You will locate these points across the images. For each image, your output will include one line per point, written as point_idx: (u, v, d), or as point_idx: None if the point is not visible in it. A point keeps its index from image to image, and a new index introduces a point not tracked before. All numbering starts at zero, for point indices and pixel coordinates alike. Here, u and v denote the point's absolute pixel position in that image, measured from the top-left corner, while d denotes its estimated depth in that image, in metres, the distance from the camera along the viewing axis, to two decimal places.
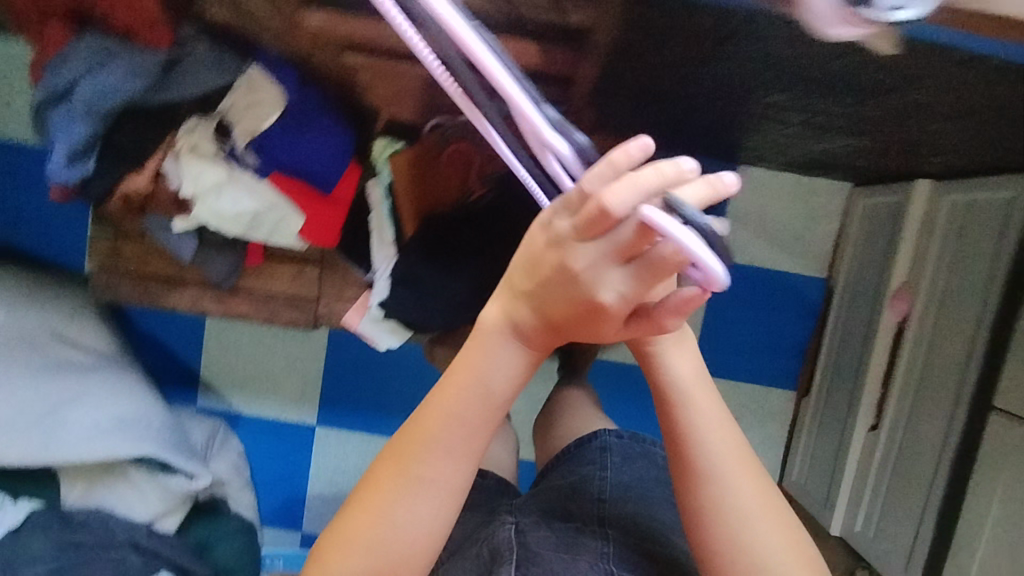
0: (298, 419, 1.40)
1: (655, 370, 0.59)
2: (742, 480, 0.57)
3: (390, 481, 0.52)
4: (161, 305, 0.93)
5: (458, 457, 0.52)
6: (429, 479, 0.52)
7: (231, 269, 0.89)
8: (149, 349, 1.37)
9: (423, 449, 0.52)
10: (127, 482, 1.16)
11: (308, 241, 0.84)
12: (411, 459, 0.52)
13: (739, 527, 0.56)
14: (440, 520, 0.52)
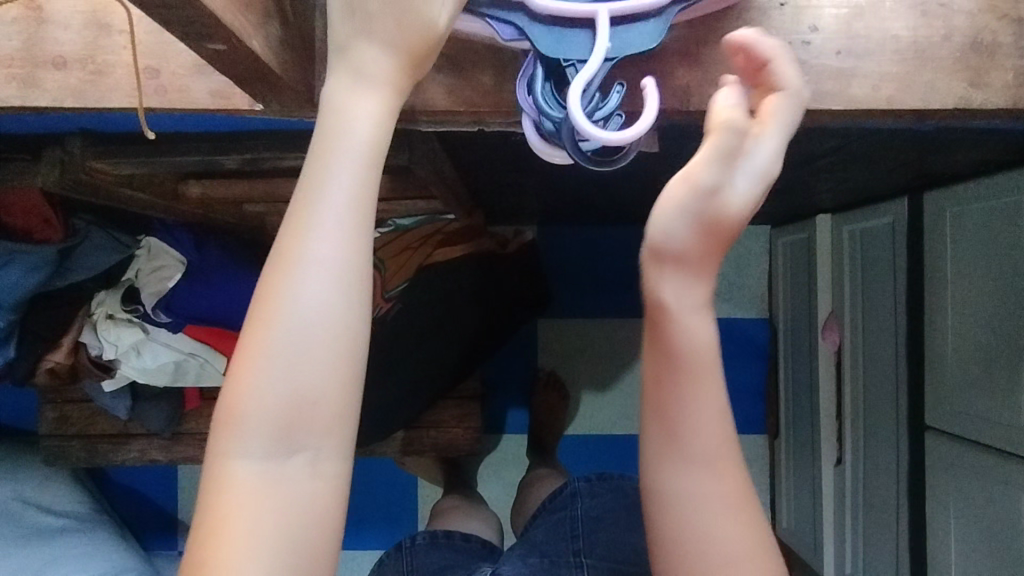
0: None
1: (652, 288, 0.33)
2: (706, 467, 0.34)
3: (228, 528, 0.30)
4: (111, 461, 0.98)
5: (308, 473, 0.31)
6: (268, 533, 0.30)
7: (169, 417, 0.95)
8: (127, 500, 1.40)
9: (240, 484, 0.30)
10: None
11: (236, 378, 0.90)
12: (245, 474, 0.30)
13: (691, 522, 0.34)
14: (321, 550, 0.31)
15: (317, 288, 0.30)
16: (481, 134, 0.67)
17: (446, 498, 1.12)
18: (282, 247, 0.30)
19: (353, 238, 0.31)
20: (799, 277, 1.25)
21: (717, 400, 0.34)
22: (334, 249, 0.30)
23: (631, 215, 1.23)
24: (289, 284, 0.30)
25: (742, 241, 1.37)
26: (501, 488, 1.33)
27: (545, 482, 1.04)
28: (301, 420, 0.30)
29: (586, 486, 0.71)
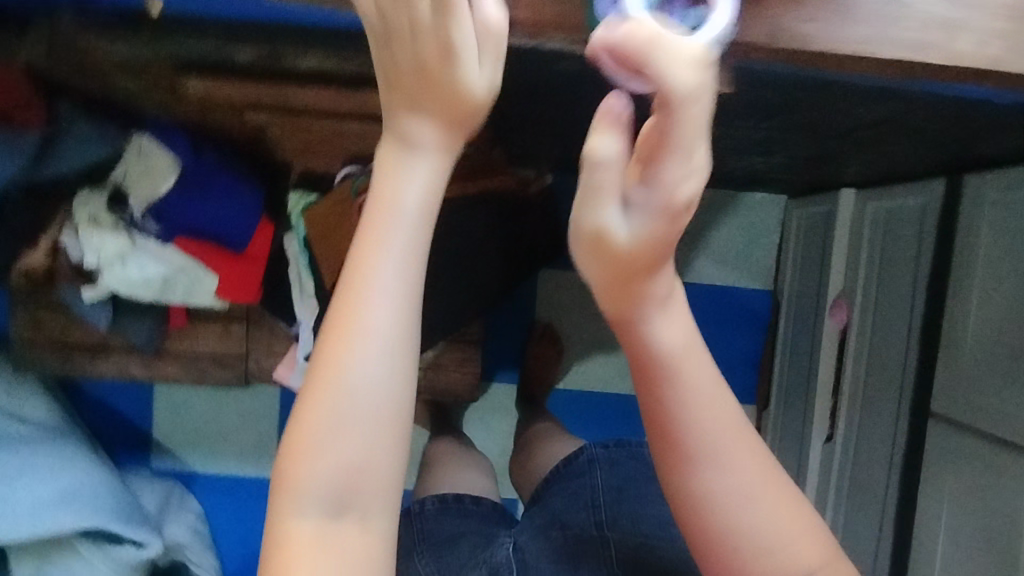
0: (256, 473, 1.38)
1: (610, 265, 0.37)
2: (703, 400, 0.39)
3: (308, 473, 0.34)
4: (88, 374, 0.94)
5: (381, 454, 0.34)
6: (336, 488, 0.34)
7: (152, 334, 0.90)
8: (98, 414, 1.35)
9: (311, 473, 0.34)
10: (75, 555, 1.13)
11: (225, 298, 0.85)
12: (324, 427, 0.34)
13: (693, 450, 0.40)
14: (377, 504, 0.34)
15: (383, 290, 0.34)
16: (522, 60, 0.60)
17: (433, 442, 1.10)
18: (354, 257, 0.35)
19: (419, 238, 0.35)
20: (813, 251, 1.23)
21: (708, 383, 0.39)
22: (401, 252, 0.34)
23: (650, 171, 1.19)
24: (360, 287, 0.34)
25: (756, 209, 1.33)
26: (485, 438, 1.32)
27: (547, 442, 0.98)
28: (375, 391, 0.34)
29: (603, 453, 0.72)
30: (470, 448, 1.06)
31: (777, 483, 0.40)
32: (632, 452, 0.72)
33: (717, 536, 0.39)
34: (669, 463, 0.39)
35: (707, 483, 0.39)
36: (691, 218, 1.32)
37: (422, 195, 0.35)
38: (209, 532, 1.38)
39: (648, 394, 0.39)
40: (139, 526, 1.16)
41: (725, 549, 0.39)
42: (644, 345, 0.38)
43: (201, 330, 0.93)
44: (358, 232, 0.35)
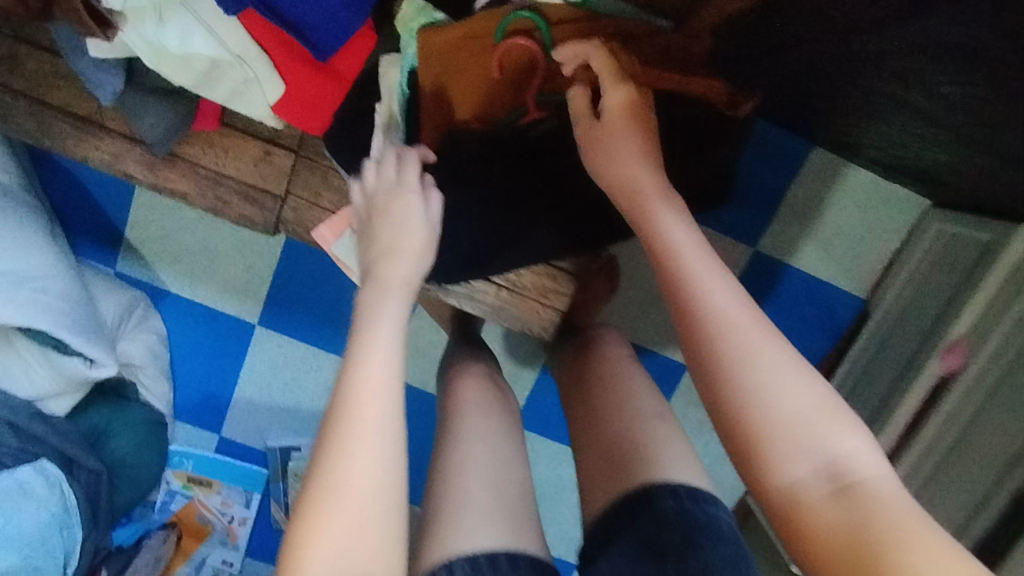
0: (236, 313, 1.20)
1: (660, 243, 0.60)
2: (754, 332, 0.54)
3: (334, 447, 0.54)
4: (74, 157, 0.74)
5: (377, 471, 0.54)
6: (372, 456, 0.54)
7: (169, 130, 0.71)
8: (62, 188, 1.12)
9: (342, 481, 0.53)
10: (11, 349, 1.00)
11: (283, 119, 0.71)
12: (347, 443, 0.54)
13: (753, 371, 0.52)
14: (383, 470, 0.54)
15: (381, 366, 0.58)
16: None
17: (453, 353, 0.92)
18: (360, 331, 0.60)
19: (395, 335, 0.60)
20: (939, 277, 1.04)
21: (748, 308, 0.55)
22: (393, 335, 0.60)
23: (804, 123, 0.94)
24: (368, 361, 0.58)
25: (890, 203, 1.12)
26: (508, 352, 1.18)
27: (611, 422, 0.71)
28: (373, 396, 0.56)
29: (672, 518, 0.61)
30: (495, 410, 0.78)
31: (832, 413, 0.51)
32: (703, 517, 0.61)
33: (770, 449, 0.51)
34: (725, 395, 0.52)
35: (765, 404, 0.51)
36: (811, 190, 1.12)
37: (408, 272, 0.65)
38: (169, 359, 1.22)
39: (708, 336, 0.54)
40: (92, 339, 0.98)
41: (779, 457, 0.50)
42: (702, 305, 0.55)
43: (231, 145, 0.76)
44: (356, 322, 0.61)
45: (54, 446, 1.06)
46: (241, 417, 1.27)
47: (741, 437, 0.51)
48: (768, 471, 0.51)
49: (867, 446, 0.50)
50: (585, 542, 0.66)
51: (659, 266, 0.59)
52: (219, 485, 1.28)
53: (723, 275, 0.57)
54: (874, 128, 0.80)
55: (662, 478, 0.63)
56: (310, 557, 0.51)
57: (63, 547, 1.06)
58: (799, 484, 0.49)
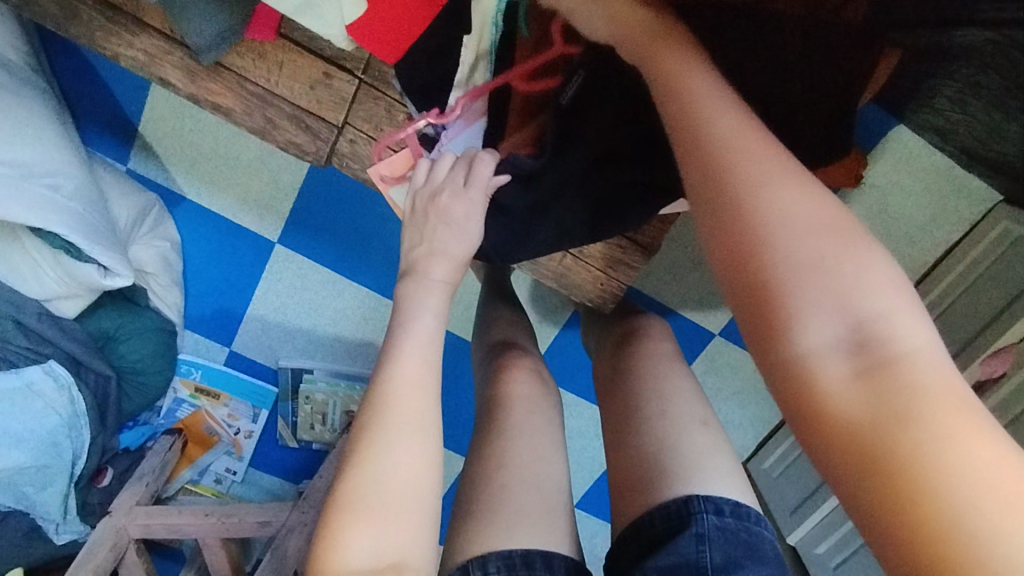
0: (254, 229, 1.13)
1: (684, 104, 0.49)
2: (783, 194, 0.44)
3: (368, 441, 0.50)
4: (100, 51, 0.64)
5: (416, 457, 0.51)
6: (406, 454, 0.50)
7: (222, 38, 0.60)
8: (73, 73, 1.00)
9: (380, 476, 0.49)
10: (22, 249, 0.95)
11: (362, 40, 0.61)
12: (378, 447, 0.50)
13: (774, 238, 0.42)
14: (415, 464, 0.50)
15: (423, 361, 0.55)
16: None
17: (498, 340, 0.91)
18: (398, 326, 0.57)
19: (435, 333, 0.57)
20: (992, 284, 0.97)
21: (774, 168, 0.45)
22: (435, 339, 0.57)
23: (893, 98, 0.83)
24: (407, 353, 0.55)
25: (961, 195, 0.99)
26: (533, 301, 1.14)
27: (655, 428, 0.70)
28: (405, 391, 0.52)
29: (716, 528, 0.60)
30: (539, 403, 0.77)
31: (879, 288, 0.41)
32: (744, 533, 0.61)
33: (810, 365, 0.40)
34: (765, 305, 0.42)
35: (800, 307, 0.41)
36: (887, 172, 0.99)
37: (447, 271, 0.61)
38: (182, 267, 1.16)
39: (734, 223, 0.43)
40: (106, 246, 0.93)
41: (813, 371, 0.40)
42: (730, 165, 0.45)
43: (288, 61, 0.66)
44: (393, 322, 0.57)
45: (61, 349, 1.02)
46: (254, 333, 1.23)
47: (767, 348, 0.42)
48: (806, 396, 0.40)
49: (932, 348, 0.39)
50: (617, 543, 0.66)
51: (685, 143, 0.48)
52: (228, 397, 1.27)
53: (749, 124, 0.47)
54: (989, 126, 0.71)
55: (703, 491, 0.62)
56: (349, 543, 0.47)
57: (71, 446, 1.05)
58: (850, 414, 0.39)
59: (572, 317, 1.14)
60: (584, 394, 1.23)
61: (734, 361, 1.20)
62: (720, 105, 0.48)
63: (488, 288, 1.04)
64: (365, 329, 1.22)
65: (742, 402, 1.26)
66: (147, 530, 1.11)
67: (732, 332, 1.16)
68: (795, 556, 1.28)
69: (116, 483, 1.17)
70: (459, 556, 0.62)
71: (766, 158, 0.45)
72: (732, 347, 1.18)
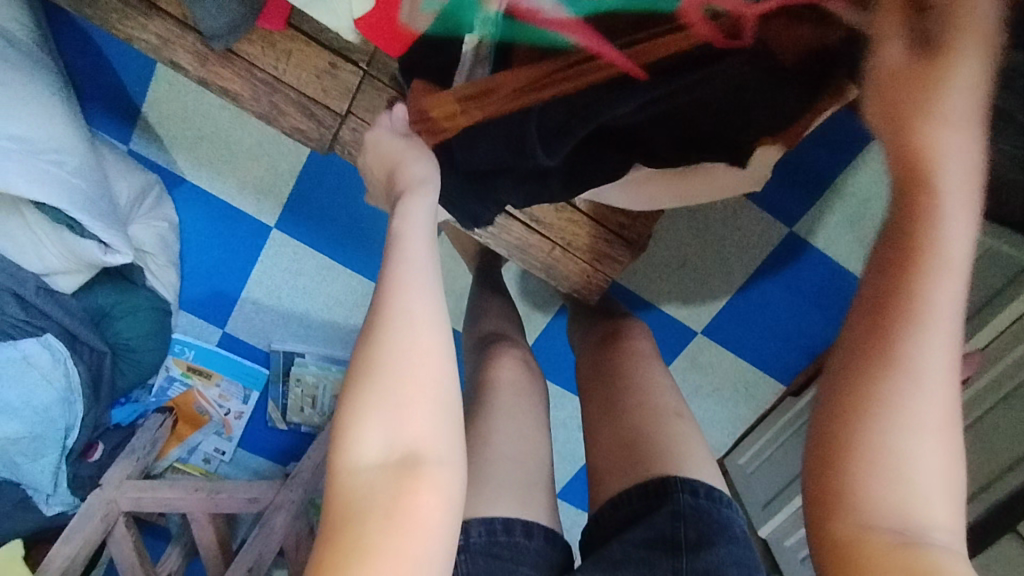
0: (252, 213, 1.16)
1: (907, 238, 0.45)
2: (941, 391, 0.43)
3: (379, 335, 0.49)
4: (114, 32, 0.66)
5: (427, 351, 0.48)
6: (415, 353, 0.48)
7: (233, 26, 0.63)
8: (77, 52, 1.02)
9: (390, 363, 0.47)
10: (23, 224, 0.97)
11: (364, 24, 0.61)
12: (388, 339, 0.48)
13: (905, 422, 0.43)
14: (429, 364, 0.48)
15: (425, 280, 0.51)
16: None
17: (487, 330, 0.94)
18: (393, 243, 0.54)
19: (427, 251, 0.54)
20: None
21: (948, 364, 0.44)
22: (432, 263, 0.53)
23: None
24: (407, 273, 0.51)
25: None
26: (522, 293, 1.17)
27: (633, 416, 0.73)
28: (400, 289, 0.50)
29: (689, 505, 0.64)
30: (525, 390, 0.81)
31: (943, 475, 0.43)
32: (717, 515, 0.64)
33: (865, 479, 0.43)
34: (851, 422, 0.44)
35: (886, 434, 0.43)
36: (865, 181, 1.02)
37: (422, 201, 0.58)
38: (179, 247, 1.18)
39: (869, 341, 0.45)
40: (107, 224, 0.95)
41: (862, 477, 0.43)
42: (907, 334, 0.44)
43: (295, 51, 0.69)
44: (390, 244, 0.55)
45: (58, 323, 1.04)
46: (247, 315, 1.25)
47: (830, 446, 0.45)
48: (838, 493, 0.44)
49: (955, 535, 0.42)
50: (595, 520, 0.70)
51: (883, 291, 0.45)
52: (219, 377, 1.29)
53: (956, 308, 0.44)
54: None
55: (681, 473, 0.66)
56: (362, 437, 0.46)
57: (64, 419, 1.07)
58: (873, 527, 0.42)
59: (559, 308, 1.17)
60: (568, 385, 1.27)
61: (714, 359, 1.24)
62: (949, 274, 0.44)
63: (478, 278, 1.07)
64: (358, 316, 1.25)
65: (721, 399, 1.30)
66: (137, 503, 1.13)
67: (713, 331, 1.20)
68: (766, 549, 1.33)
69: (106, 458, 1.18)
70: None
71: (947, 352, 0.44)
72: (713, 345, 1.22)
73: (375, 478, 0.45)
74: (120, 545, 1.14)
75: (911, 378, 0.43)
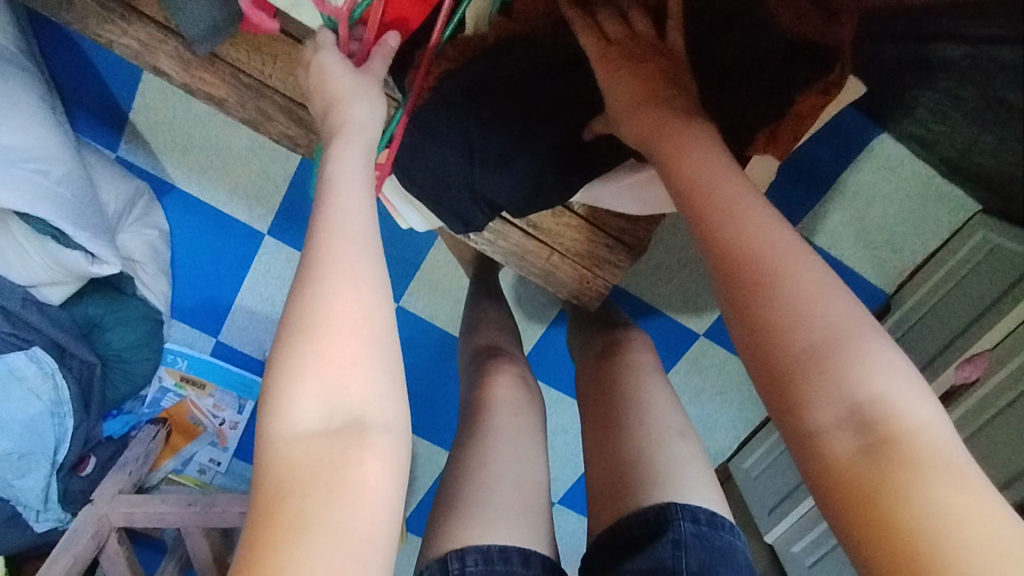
0: (244, 220, 1.13)
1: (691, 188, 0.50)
2: (812, 270, 0.43)
3: (303, 301, 0.47)
4: (93, 37, 0.64)
5: (353, 306, 0.47)
6: (330, 310, 0.46)
7: (216, 29, 0.61)
8: (61, 58, 1.00)
9: (316, 328, 0.46)
10: (7, 234, 0.95)
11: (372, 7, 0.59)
12: (309, 306, 0.46)
13: (798, 306, 0.42)
14: (349, 322, 0.46)
15: (348, 212, 0.51)
16: None
17: (483, 343, 0.92)
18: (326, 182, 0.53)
19: (363, 189, 0.53)
20: (968, 295, 1.00)
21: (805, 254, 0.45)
22: (360, 184, 0.54)
23: (878, 109, 0.85)
24: (338, 209, 0.51)
25: (942, 206, 1.01)
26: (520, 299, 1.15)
27: (635, 430, 0.71)
28: (323, 241, 0.49)
29: (691, 531, 0.62)
30: (521, 403, 0.79)
31: (875, 351, 0.41)
32: (718, 542, 0.63)
33: (810, 373, 0.40)
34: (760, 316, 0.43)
35: (793, 319, 0.42)
36: (869, 180, 1.00)
37: (364, 126, 0.58)
38: (171, 256, 1.16)
39: (732, 248, 0.45)
40: (95, 234, 0.93)
41: (811, 371, 0.40)
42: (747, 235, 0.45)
43: (283, 55, 0.67)
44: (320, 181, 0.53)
45: (46, 336, 1.01)
46: (241, 325, 1.23)
47: (760, 373, 0.42)
48: (796, 390, 0.41)
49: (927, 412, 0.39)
50: (594, 547, 0.67)
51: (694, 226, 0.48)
52: (213, 388, 1.27)
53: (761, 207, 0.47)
54: (967, 138, 0.72)
55: (681, 499, 0.64)
56: (294, 404, 0.44)
57: (54, 434, 1.05)
58: (839, 410, 0.39)
59: (558, 315, 1.15)
60: (568, 393, 1.25)
61: (716, 364, 1.22)
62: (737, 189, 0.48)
63: (475, 285, 1.05)
64: None
65: (724, 403, 1.28)
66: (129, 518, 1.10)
67: (715, 335, 1.18)
68: (770, 556, 1.32)
69: (98, 472, 1.15)
70: (438, 546, 0.63)
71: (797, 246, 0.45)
72: (715, 349, 1.20)
73: (310, 450, 0.43)
74: (114, 565, 1.12)
75: (787, 273, 0.43)
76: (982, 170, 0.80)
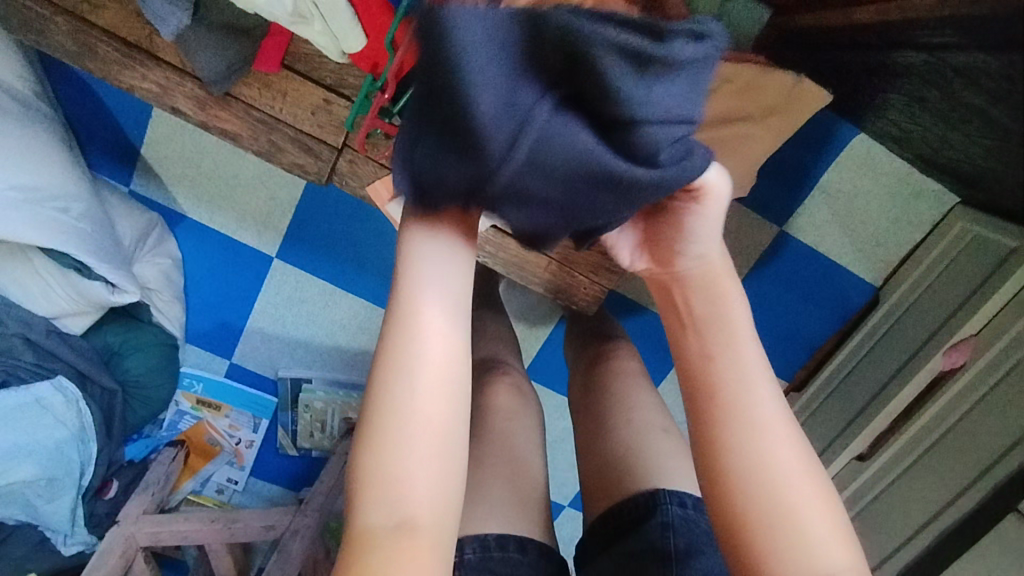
0: (253, 244, 1.18)
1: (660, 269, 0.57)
2: (744, 347, 0.53)
3: (379, 414, 0.49)
4: (114, 83, 0.70)
5: (432, 418, 0.50)
6: (410, 431, 0.49)
7: (231, 68, 0.67)
8: (76, 99, 1.05)
9: (395, 439, 0.49)
10: (31, 268, 1.00)
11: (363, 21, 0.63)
12: (390, 423, 0.49)
13: (737, 382, 0.52)
14: (428, 444, 0.49)
15: (434, 322, 0.51)
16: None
17: (484, 352, 0.96)
18: (402, 278, 0.52)
19: (442, 296, 0.52)
20: (952, 286, 1.03)
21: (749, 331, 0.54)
22: (442, 291, 0.52)
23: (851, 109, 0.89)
24: (417, 320, 0.51)
25: (922, 199, 1.05)
26: (521, 310, 1.19)
27: (628, 428, 0.75)
28: (407, 363, 0.50)
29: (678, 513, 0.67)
30: (517, 410, 0.83)
31: (777, 417, 0.51)
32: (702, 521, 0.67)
33: (736, 429, 0.51)
34: (707, 378, 0.53)
35: (732, 384, 0.52)
36: (851, 178, 1.05)
37: None
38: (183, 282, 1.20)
39: (699, 323, 0.55)
40: (114, 266, 0.98)
41: (734, 432, 0.50)
42: (711, 311, 0.55)
43: (291, 91, 0.72)
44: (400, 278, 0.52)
45: (69, 364, 1.05)
46: (253, 346, 1.28)
47: (702, 432, 0.52)
48: (724, 443, 0.51)
49: (807, 470, 0.50)
50: (589, 533, 0.71)
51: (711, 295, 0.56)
52: (228, 409, 1.31)
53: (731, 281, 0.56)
54: (937, 135, 0.77)
55: (667, 486, 0.68)
56: (369, 511, 0.49)
57: (79, 460, 1.08)
58: (763, 469, 0.49)
59: (557, 323, 1.19)
60: None
61: None
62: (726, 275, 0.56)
63: (476, 298, 1.09)
64: (361, 340, 1.27)
65: None
66: (156, 538, 1.13)
67: None
68: None
69: (121, 494, 1.19)
70: None
71: (746, 324, 0.54)
72: None
73: (382, 537, 0.48)
74: None
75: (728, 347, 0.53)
76: (953, 161, 0.84)
